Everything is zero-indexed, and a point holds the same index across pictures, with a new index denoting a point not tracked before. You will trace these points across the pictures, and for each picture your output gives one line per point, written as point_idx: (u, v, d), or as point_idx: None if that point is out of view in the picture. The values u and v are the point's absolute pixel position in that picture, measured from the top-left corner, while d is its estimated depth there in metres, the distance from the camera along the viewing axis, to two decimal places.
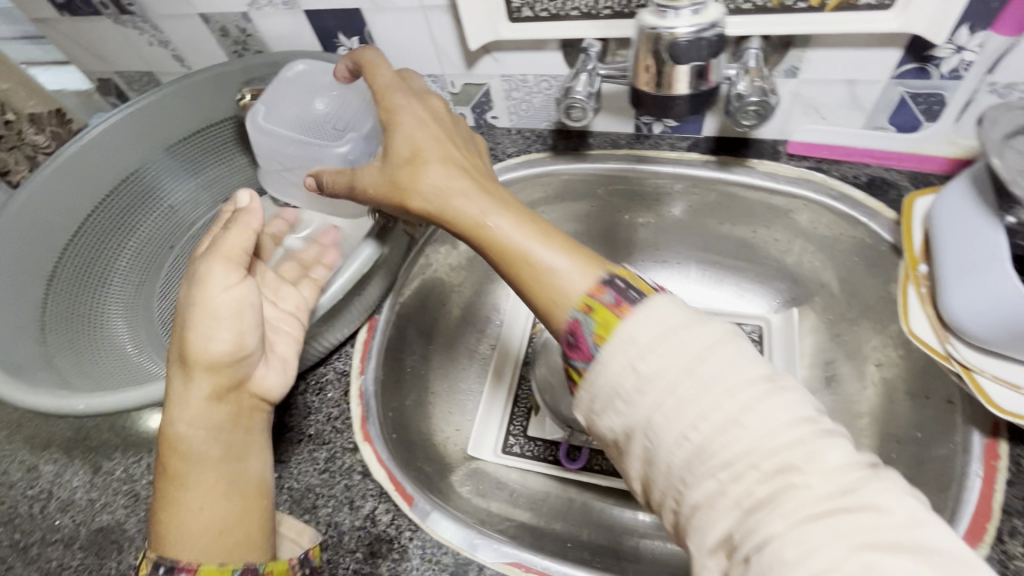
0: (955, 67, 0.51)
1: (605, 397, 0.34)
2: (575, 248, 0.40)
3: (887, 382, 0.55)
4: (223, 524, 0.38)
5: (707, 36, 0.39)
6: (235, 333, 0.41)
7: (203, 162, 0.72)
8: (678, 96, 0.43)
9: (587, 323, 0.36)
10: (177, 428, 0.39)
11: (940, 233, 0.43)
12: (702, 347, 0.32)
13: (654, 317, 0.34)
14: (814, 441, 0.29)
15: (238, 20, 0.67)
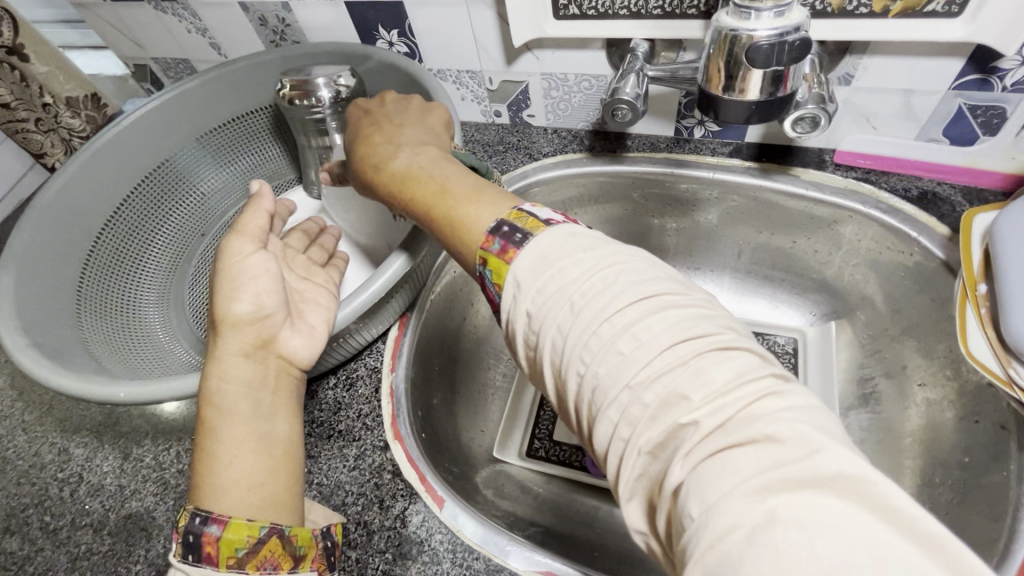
0: (1021, 79, 0.49)
1: (527, 347, 0.34)
2: (483, 194, 0.40)
3: (932, 402, 0.53)
4: (253, 480, 0.38)
5: (790, 40, 0.37)
6: (254, 297, 0.42)
7: (238, 150, 0.72)
8: (751, 102, 0.41)
9: (485, 273, 0.36)
10: (208, 384, 0.40)
11: (1005, 252, 0.42)
12: (582, 275, 0.31)
13: (540, 253, 0.33)
14: (699, 361, 0.27)
15: (278, 10, 0.66)
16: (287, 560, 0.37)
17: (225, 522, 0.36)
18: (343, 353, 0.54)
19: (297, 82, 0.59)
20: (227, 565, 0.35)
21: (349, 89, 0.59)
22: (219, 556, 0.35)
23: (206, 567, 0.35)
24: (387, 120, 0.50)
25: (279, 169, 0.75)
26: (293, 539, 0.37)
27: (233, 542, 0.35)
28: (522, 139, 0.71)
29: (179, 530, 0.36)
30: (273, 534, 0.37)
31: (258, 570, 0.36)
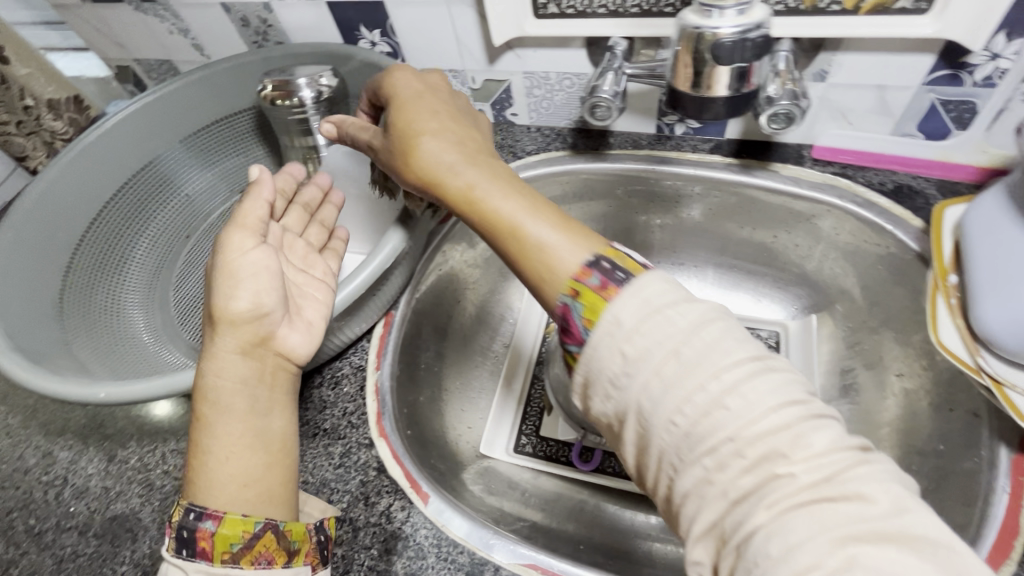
0: (990, 75, 0.50)
1: (597, 382, 0.35)
2: (566, 223, 0.39)
3: (909, 392, 0.54)
4: (249, 476, 0.38)
5: (753, 37, 0.39)
6: (253, 294, 0.42)
7: (221, 151, 0.72)
8: (718, 97, 0.42)
9: (574, 306, 0.36)
10: (207, 381, 0.40)
11: (974, 243, 0.42)
12: (688, 327, 0.32)
13: (639, 297, 0.34)
14: (802, 425, 0.29)
15: (259, 10, 0.66)
16: (282, 554, 0.38)
17: (221, 518, 0.36)
18: (329, 349, 0.54)
19: (279, 82, 0.59)
20: (223, 560, 0.36)
21: (331, 90, 0.60)
22: (213, 551, 0.36)
23: (200, 562, 0.36)
24: (430, 108, 0.46)
25: (264, 170, 0.75)
26: (287, 534, 0.39)
27: (229, 538, 0.36)
28: (506, 137, 0.71)
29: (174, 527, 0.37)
30: (268, 529, 0.38)
31: (254, 564, 0.37)
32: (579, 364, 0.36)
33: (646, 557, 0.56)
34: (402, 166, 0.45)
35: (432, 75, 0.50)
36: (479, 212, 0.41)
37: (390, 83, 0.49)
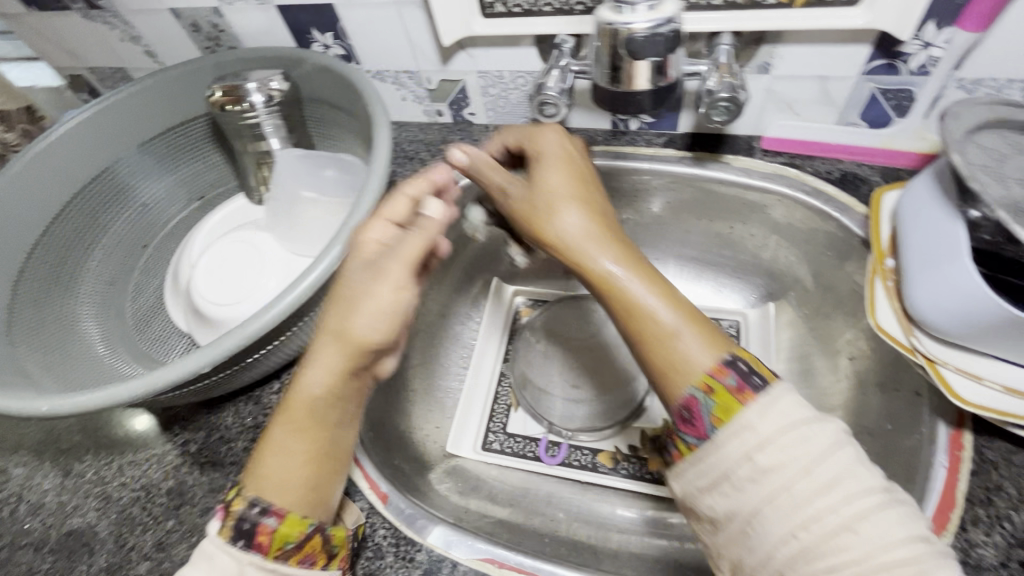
0: (923, 63, 0.51)
1: (712, 478, 0.36)
2: (699, 321, 0.41)
3: (859, 375, 0.56)
4: (301, 489, 0.39)
5: (663, 32, 0.39)
6: (382, 324, 0.38)
7: (177, 159, 0.71)
8: (639, 92, 0.43)
9: (705, 403, 0.37)
10: (302, 394, 0.39)
11: (905, 227, 0.43)
12: (822, 449, 0.33)
13: (778, 412, 0.35)
14: (924, 561, 0.30)
15: (210, 15, 0.66)
16: (324, 557, 0.39)
17: (283, 516, 0.37)
18: (290, 352, 0.53)
19: (229, 87, 0.59)
20: (274, 556, 0.37)
21: (282, 93, 0.60)
22: (270, 547, 0.37)
23: (255, 556, 0.36)
24: (567, 177, 0.48)
25: (221, 176, 0.74)
26: (332, 538, 0.40)
27: (285, 534, 0.37)
28: (464, 137, 0.72)
29: (232, 515, 0.37)
30: (317, 533, 0.39)
31: (300, 564, 0.38)
32: (697, 457, 0.37)
33: (610, 547, 0.56)
34: (536, 232, 0.47)
35: (576, 138, 0.53)
36: (619, 293, 0.43)
37: (537, 146, 0.51)
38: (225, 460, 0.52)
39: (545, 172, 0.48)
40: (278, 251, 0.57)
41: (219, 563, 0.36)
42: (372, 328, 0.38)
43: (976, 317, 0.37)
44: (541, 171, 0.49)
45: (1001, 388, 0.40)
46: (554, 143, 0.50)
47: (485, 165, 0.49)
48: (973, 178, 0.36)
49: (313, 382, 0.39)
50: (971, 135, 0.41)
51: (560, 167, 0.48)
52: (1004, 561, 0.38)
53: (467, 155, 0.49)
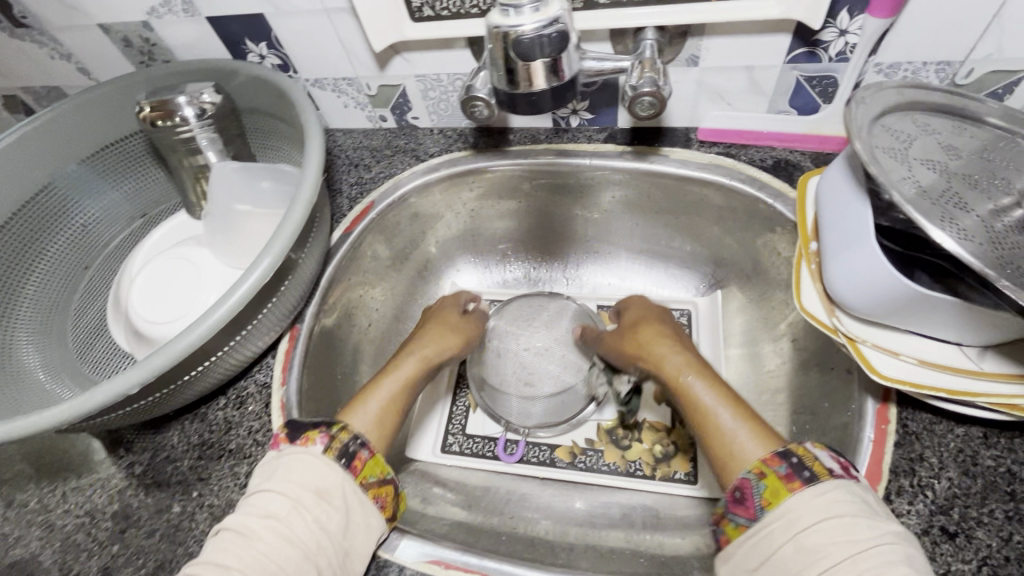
0: (841, 50, 0.53)
1: (757, 557, 0.36)
2: (761, 426, 0.43)
3: (801, 356, 0.57)
4: (380, 427, 0.48)
5: (548, 34, 0.40)
6: (460, 340, 0.62)
7: (115, 177, 0.69)
8: (539, 91, 0.43)
9: (756, 485, 0.39)
10: (407, 366, 0.55)
11: (823, 211, 0.45)
12: (868, 541, 0.33)
13: (826, 501, 0.35)
14: None
15: (139, 29, 0.65)
16: (388, 509, 0.45)
17: (374, 452, 0.45)
18: (234, 366, 0.53)
19: (158, 102, 0.58)
20: (361, 483, 0.43)
21: (215, 106, 0.60)
22: (360, 474, 0.43)
23: (349, 476, 0.42)
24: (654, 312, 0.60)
25: (164, 193, 0.73)
26: (397, 498, 0.46)
27: (373, 469, 0.44)
28: (409, 141, 0.72)
29: (337, 440, 0.43)
30: (391, 483, 0.45)
31: (374, 500, 0.43)
32: (746, 538, 0.37)
33: (567, 541, 0.57)
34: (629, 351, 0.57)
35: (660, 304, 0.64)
36: (682, 388, 0.48)
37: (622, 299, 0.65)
38: (171, 480, 0.51)
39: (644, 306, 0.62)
40: (216, 267, 0.57)
41: (322, 473, 0.41)
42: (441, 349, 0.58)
43: (885, 294, 0.39)
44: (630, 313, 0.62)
45: (915, 361, 0.42)
46: (642, 300, 0.64)
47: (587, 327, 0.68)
48: (872, 163, 0.37)
49: (416, 356, 0.56)
50: (876, 120, 0.43)
51: (640, 305, 0.62)
52: (927, 529, 0.39)
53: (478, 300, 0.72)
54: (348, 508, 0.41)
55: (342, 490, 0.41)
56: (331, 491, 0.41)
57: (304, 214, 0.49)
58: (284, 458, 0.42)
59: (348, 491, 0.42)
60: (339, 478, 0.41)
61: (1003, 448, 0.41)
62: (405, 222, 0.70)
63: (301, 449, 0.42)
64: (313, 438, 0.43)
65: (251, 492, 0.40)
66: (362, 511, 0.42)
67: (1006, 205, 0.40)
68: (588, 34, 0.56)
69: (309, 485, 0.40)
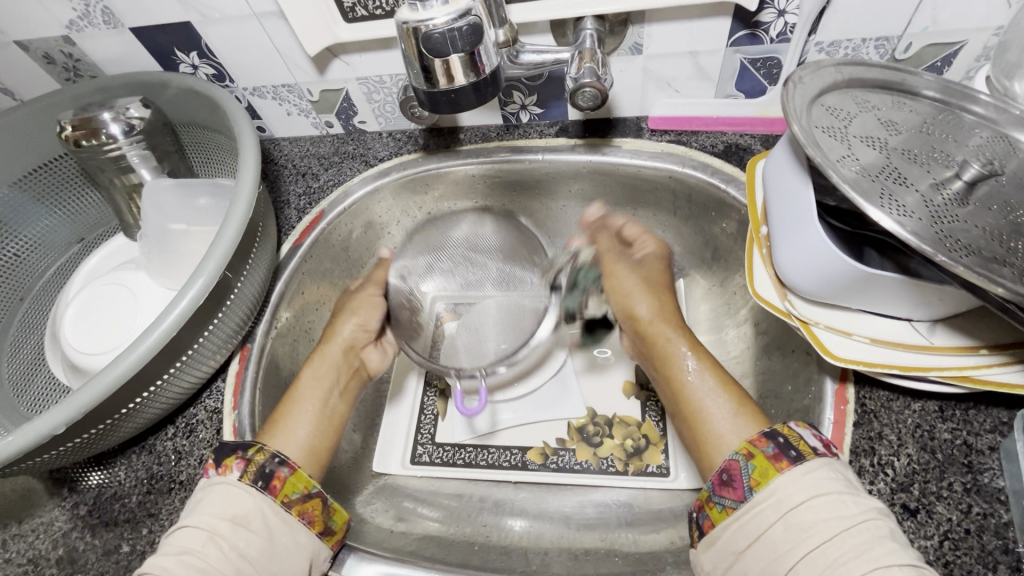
0: (782, 30, 0.52)
1: (747, 539, 0.36)
2: (752, 414, 0.43)
3: (763, 341, 0.57)
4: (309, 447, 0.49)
5: (458, 27, 0.38)
6: (358, 323, 0.60)
7: (44, 201, 0.64)
8: (459, 87, 0.42)
9: (744, 465, 0.38)
10: (310, 376, 0.55)
11: (770, 193, 0.45)
12: (855, 518, 0.33)
13: (814, 481, 0.35)
14: None
15: (60, 44, 0.61)
16: (321, 524, 0.44)
17: (295, 468, 0.44)
18: (178, 394, 0.50)
19: (79, 121, 0.55)
20: (282, 502, 0.42)
21: (144, 122, 0.57)
22: (279, 492, 0.42)
23: (266, 496, 0.42)
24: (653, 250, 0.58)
25: (102, 216, 0.69)
26: (332, 512, 0.45)
27: (295, 485, 0.43)
28: (358, 147, 0.69)
29: (253, 463, 0.43)
30: (319, 496, 0.44)
31: (300, 517, 0.42)
32: (735, 518, 0.37)
33: (542, 545, 0.56)
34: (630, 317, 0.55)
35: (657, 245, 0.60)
36: (677, 375, 0.48)
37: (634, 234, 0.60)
38: (119, 519, 0.48)
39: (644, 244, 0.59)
40: (152, 288, 0.55)
41: (239, 500, 0.41)
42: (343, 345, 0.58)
43: (830, 275, 0.39)
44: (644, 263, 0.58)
45: (867, 340, 0.42)
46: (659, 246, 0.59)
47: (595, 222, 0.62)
48: (809, 145, 0.37)
49: (320, 366, 0.56)
50: (815, 99, 0.43)
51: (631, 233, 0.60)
52: (888, 507, 0.39)
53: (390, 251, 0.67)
54: (271, 531, 0.41)
55: (260, 514, 0.41)
56: (250, 517, 0.40)
57: (240, 230, 0.48)
58: (204, 490, 0.42)
59: (269, 515, 0.41)
60: (255, 502, 0.41)
61: (959, 420, 0.41)
62: (358, 229, 0.68)
63: (219, 479, 0.42)
64: (229, 466, 0.42)
65: (173, 530, 0.40)
66: (289, 531, 0.41)
67: (946, 177, 0.39)
68: (528, 27, 0.55)
69: (225, 515, 0.40)
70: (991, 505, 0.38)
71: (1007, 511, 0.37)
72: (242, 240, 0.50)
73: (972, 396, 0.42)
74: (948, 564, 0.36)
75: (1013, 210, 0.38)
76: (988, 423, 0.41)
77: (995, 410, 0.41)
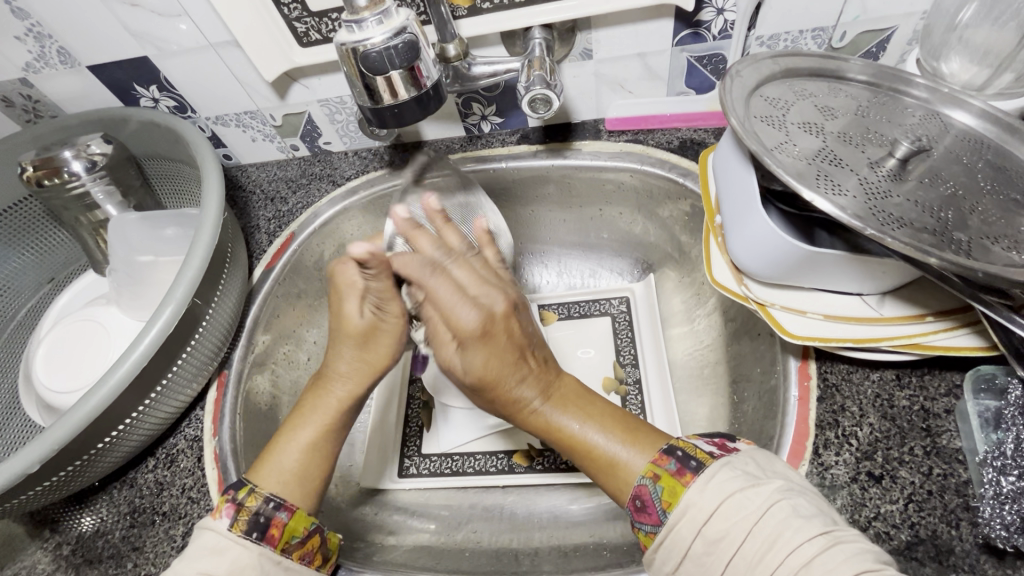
0: (723, 27, 0.54)
1: (675, 560, 0.36)
2: (639, 437, 0.41)
3: (732, 326, 0.58)
4: (295, 475, 0.45)
5: (395, 44, 0.40)
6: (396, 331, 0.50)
7: (11, 243, 0.64)
8: (404, 101, 0.43)
9: (653, 489, 0.37)
10: (313, 399, 0.49)
11: (720, 182, 0.46)
12: (760, 509, 0.33)
13: (717, 487, 0.35)
14: None
15: (18, 87, 0.61)
16: (318, 558, 0.45)
17: (293, 511, 0.43)
18: (155, 426, 0.50)
19: (41, 161, 0.56)
20: (283, 549, 0.42)
21: (106, 157, 0.58)
22: (280, 539, 0.42)
23: (265, 547, 0.41)
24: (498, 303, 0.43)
25: (71, 254, 0.68)
26: (326, 541, 0.46)
27: (294, 529, 0.43)
28: (325, 168, 0.70)
29: (245, 509, 0.42)
30: (316, 532, 0.45)
31: (300, 559, 0.43)
32: (659, 544, 0.36)
33: (532, 546, 0.57)
34: (496, 391, 0.43)
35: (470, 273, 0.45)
36: (559, 434, 0.43)
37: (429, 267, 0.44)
38: (103, 555, 0.48)
39: (486, 296, 0.43)
40: (125, 323, 0.56)
41: (234, 555, 0.40)
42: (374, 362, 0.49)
43: (780, 256, 0.41)
44: (439, 292, 0.42)
45: (822, 316, 0.43)
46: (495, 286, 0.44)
47: (405, 256, 0.45)
48: (746, 135, 0.39)
49: (330, 380, 0.49)
50: (754, 91, 0.45)
51: (469, 280, 0.43)
52: (854, 476, 0.40)
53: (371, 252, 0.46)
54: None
55: (259, 564, 0.41)
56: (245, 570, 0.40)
57: (207, 254, 0.48)
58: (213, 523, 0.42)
59: (266, 562, 0.41)
60: (253, 554, 0.40)
61: (916, 386, 0.43)
62: (330, 248, 0.69)
63: (210, 524, 0.41)
64: (220, 510, 0.42)
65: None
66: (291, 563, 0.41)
67: (881, 156, 0.41)
68: (479, 40, 0.56)
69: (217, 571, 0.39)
70: (950, 465, 0.39)
71: (965, 469, 0.39)
72: (209, 268, 0.50)
73: (926, 363, 0.44)
74: (914, 526, 0.38)
75: (945, 183, 0.40)
76: (943, 387, 0.42)
77: (949, 374, 0.43)
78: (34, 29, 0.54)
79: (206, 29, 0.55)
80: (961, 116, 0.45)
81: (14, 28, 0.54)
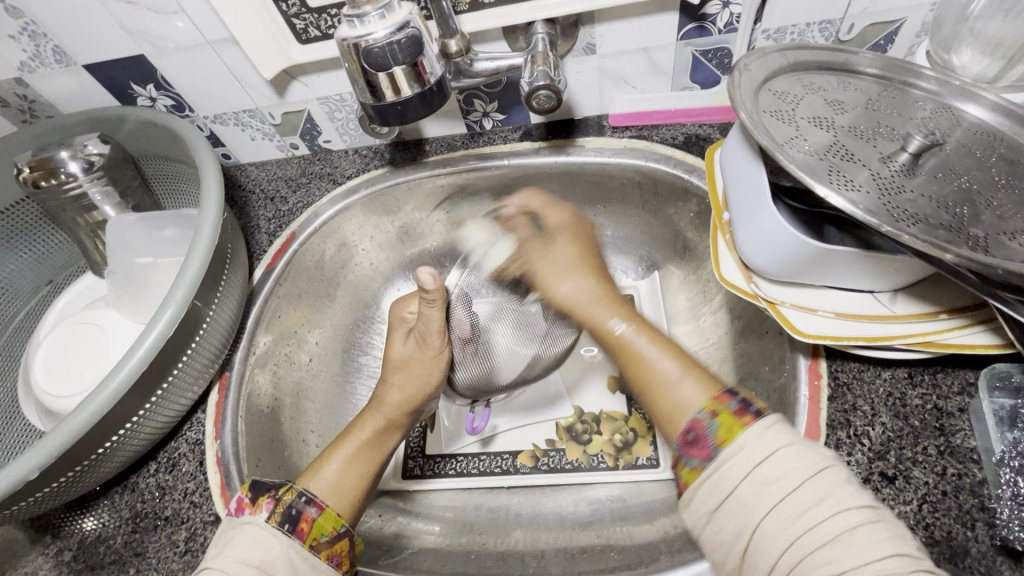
0: (729, 21, 0.53)
1: (716, 496, 0.34)
2: (695, 366, 0.42)
3: (738, 323, 0.58)
4: (340, 487, 0.46)
5: (397, 39, 0.39)
6: (426, 381, 0.55)
7: (8, 246, 0.63)
8: (407, 98, 0.42)
9: (709, 423, 0.36)
10: (368, 428, 0.51)
11: (729, 179, 0.46)
12: (815, 466, 0.32)
13: (777, 434, 0.34)
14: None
15: (13, 87, 0.60)
16: (346, 563, 0.43)
17: (323, 508, 0.43)
18: (156, 429, 0.50)
19: (38, 162, 0.55)
20: (311, 545, 0.41)
21: (103, 158, 0.57)
22: (311, 536, 0.41)
23: (297, 541, 0.40)
24: (565, 220, 0.55)
25: (69, 257, 0.68)
26: (353, 547, 0.44)
27: (324, 526, 0.42)
28: (325, 166, 0.69)
29: (282, 503, 0.41)
30: (346, 536, 0.44)
31: (329, 559, 0.41)
32: (705, 478, 0.35)
33: (539, 547, 0.56)
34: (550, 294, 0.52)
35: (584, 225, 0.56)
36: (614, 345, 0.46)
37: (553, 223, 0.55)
38: (105, 560, 0.47)
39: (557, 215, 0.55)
40: (125, 326, 0.55)
41: (266, 544, 0.39)
42: (419, 392, 0.54)
43: (792, 253, 0.40)
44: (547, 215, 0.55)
45: (833, 314, 0.43)
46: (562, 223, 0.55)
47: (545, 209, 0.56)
48: (756, 130, 0.38)
49: (382, 410, 0.52)
50: (763, 85, 0.44)
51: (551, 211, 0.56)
52: (868, 477, 0.39)
53: (437, 282, 0.49)
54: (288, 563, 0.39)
55: (287, 560, 0.39)
56: (276, 562, 0.38)
57: (206, 256, 0.47)
58: (234, 529, 0.40)
59: (295, 557, 0.39)
60: (283, 545, 0.39)
61: (928, 385, 0.42)
62: (331, 248, 0.68)
63: (249, 519, 0.40)
64: (259, 505, 0.41)
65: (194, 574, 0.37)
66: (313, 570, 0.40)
67: (893, 151, 0.41)
68: (481, 35, 0.55)
69: (250, 560, 0.38)
70: (965, 465, 0.39)
71: (980, 469, 0.38)
72: (210, 268, 0.49)
73: (939, 360, 0.43)
74: (928, 527, 0.37)
75: (958, 177, 0.39)
76: (956, 386, 0.42)
77: (962, 372, 0.42)
78: (29, 28, 0.53)
79: (203, 27, 0.54)
80: (973, 109, 0.44)
81: (8, 26, 0.53)
